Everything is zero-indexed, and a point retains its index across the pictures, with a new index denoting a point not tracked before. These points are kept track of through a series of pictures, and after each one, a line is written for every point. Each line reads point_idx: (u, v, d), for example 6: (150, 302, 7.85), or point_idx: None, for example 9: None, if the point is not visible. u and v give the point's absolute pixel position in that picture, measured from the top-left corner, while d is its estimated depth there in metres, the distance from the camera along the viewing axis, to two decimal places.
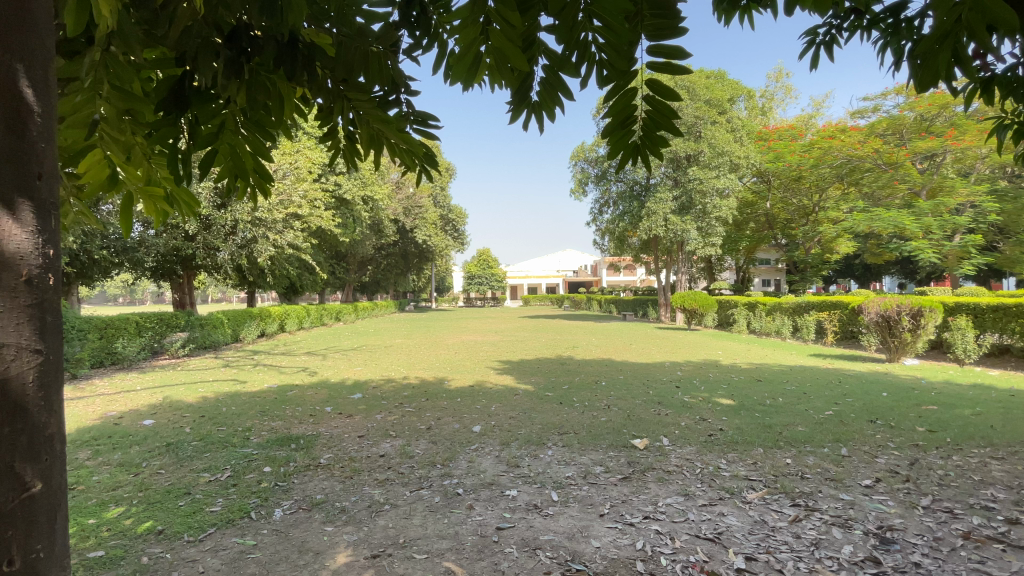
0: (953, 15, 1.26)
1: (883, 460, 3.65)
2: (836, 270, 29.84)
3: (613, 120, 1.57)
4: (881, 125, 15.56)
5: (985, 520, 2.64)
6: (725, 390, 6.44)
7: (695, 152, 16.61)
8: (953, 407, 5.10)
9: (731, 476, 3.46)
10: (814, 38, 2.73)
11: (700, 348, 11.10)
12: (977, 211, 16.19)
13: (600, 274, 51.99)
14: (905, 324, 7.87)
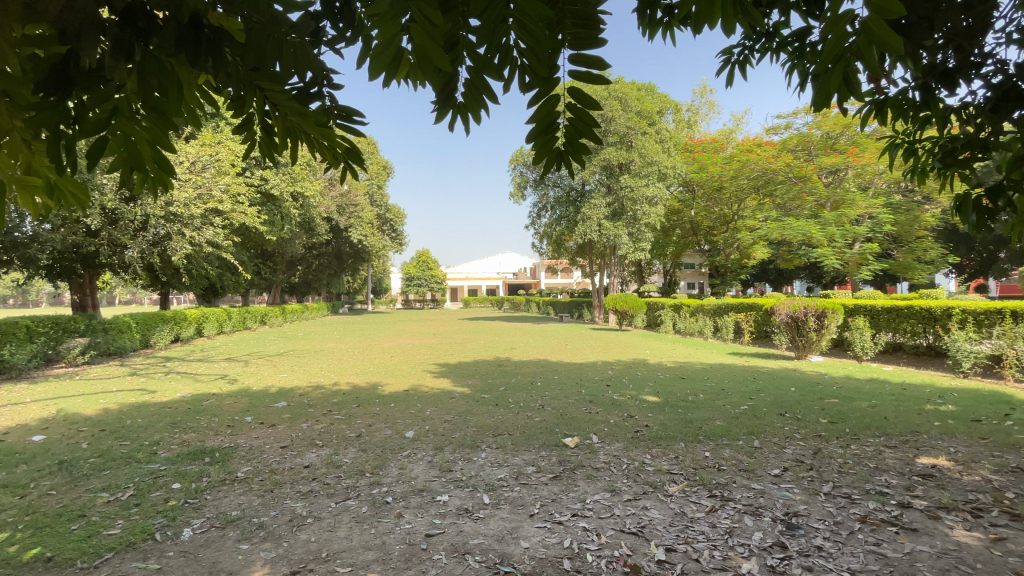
0: (846, 40, 1.34)
1: (790, 450, 3.96)
2: (753, 274, 32.23)
3: (537, 126, 1.59)
4: (792, 141, 16.98)
5: (874, 501, 2.93)
6: (653, 387, 6.73)
7: (627, 160, 17.31)
8: (851, 399, 5.63)
9: (655, 471, 3.61)
10: (729, 57, 2.92)
11: (631, 348, 11.56)
12: (871, 223, 18.06)
13: (539, 276, 52.81)
14: (811, 324, 8.60)
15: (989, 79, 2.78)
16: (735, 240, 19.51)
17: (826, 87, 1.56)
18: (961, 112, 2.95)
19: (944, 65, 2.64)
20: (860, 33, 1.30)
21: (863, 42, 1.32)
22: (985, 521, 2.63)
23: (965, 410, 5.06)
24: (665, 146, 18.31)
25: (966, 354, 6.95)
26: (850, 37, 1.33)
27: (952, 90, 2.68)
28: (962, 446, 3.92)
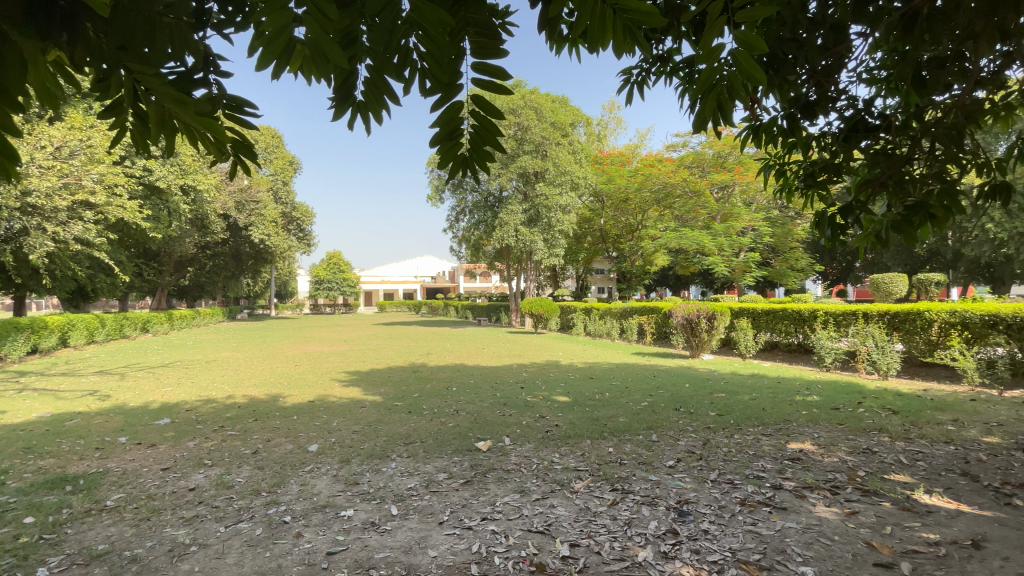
0: (722, 71, 1.49)
1: (683, 442, 4.30)
2: (656, 279, 34.67)
3: (442, 130, 1.59)
4: (688, 159, 18.55)
5: (752, 485, 3.26)
6: (564, 388, 6.97)
7: (542, 169, 17.83)
8: (734, 393, 6.24)
9: (563, 469, 3.74)
10: (629, 77, 3.11)
11: (544, 350, 11.88)
12: (755, 234, 20.21)
13: (457, 280, 52.61)
14: (703, 325, 9.43)
15: (841, 113, 3.22)
16: (640, 248, 20.84)
17: (704, 112, 1.73)
18: (819, 140, 3.40)
19: (806, 98, 3.02)
20: (735, 65, 1.45)
21: (737, 74, 1.48)
22: (839, 496, 3.03)
23: (825, 399, 5.82)
24: (578, 158, 19.16)
25: (828, 350, 8.01)
26: (725, 68, 1.49)
27: (812, 120, 3.08)
28: (822, 431, 4.50)
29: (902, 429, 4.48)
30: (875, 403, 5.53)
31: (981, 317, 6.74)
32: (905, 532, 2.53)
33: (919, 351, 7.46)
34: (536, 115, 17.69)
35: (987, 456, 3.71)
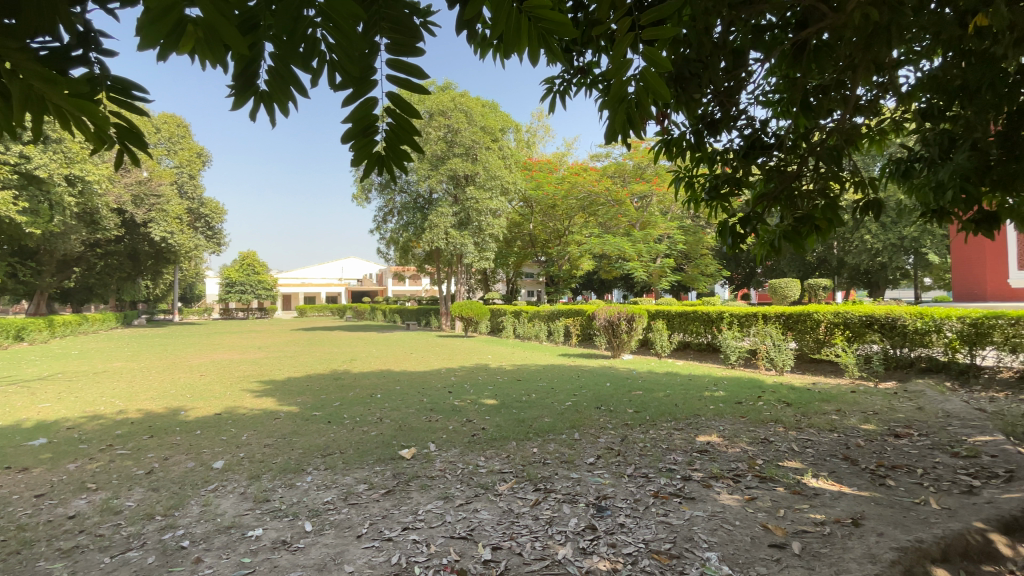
0: (631, 88, 1.59)
1: (603, 439, 4.47)
2: (581, 283, 35.87)
3: (355, 126, 1.53)
4: (611, 169, 19.45)
5: (665, 477, 3.45)
6: (491, 391, 6.99)
7: (472, 172, 17.84)
8: (651, 391, 6.60)
9: (487, 472, 3.74)
10: (552, 87, 3.20)
11: (473, 354, 11.86)
12: (671, 242, 21.55)
13: (384, 283, 51.15)
14: (624, 326, 9.90)
15: (741, 132, 3.53)
16: (567, 253, 21.44)
17: (614, 127, 1.81)
18: (723, 155, 3.69)
19: (712, 116, 3.28)
20: (641, 81, 1.54)
21: (642, 89, 1.57)
22: (741, 484, 3.28)
23: (730, 394, 6.31)
24: (507, 163, 19.40)
25: (733, 349, 8.71)
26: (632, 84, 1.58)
27: (717, 137, 3.34)
28: (726, 424, 4.87)
29: (794, 419, 4.96)
30: (771, 396, 6.09)
31: (857, 317, 7.66)
32: (795, 514, 2.78)
33: (808, 348, 8.32)
34: (467, 117, 17.91)
35: (861, 440, 4.20)
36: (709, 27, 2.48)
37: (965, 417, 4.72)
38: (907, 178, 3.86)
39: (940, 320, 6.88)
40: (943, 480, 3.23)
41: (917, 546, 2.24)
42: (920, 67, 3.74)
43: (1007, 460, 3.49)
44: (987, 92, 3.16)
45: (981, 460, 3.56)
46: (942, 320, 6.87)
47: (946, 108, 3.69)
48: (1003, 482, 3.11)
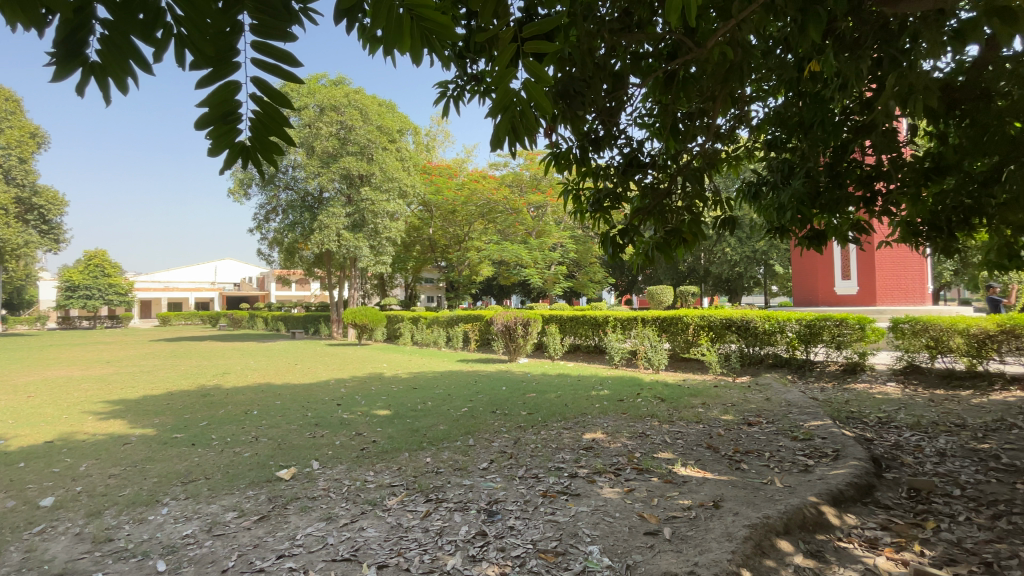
0: (513, 97, 1.62)
1: (496, 443, 4.51)
2: (481, 288, 36.19)
3: (213, 112, 1.38)
4: (509, 178, 19.95)
5: (553, 476, 3.57)
6: (384, 401, 6.72)
7: (367, 172, 17.15)
8: (544, 393, 6.82)
9: (376, 487, 3.57)
10: (445, 91, 3.16)
11: (367, 363, 11.34)
12: (564, 250, 22.61)
13: (269, 288, 47.07)
14: (520, 331, 10.13)
15: (621, 151, 3.80)
16: (465, 258, 21.48)
17: (497, 139, 1.81)
18: (606, 171, 3.94)
19: (595, 133, 3.49)
20: (525, 92, 1.59)
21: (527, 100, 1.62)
22: (621, 477, 3.51)
23: (615, 393, 6.75)
24: (405, 165, 18.90)
25: (617, 350, 9.35)
26: (517, 95, 1.62)
27: (599, 154, 3.57)
28: (611, 421, 5.19)
29: (668, 414, 5.44)
30: (650, 393, 6.63)
31: (719, 320, 8.67)
32: (667, 501, 3.03)
33: (681, 348, 9.21)
34: (361, 115, 17.24)
35: (722, 430, 4.73)
36: (592, 49, 2.64)
37: (801, 404, 5.54)
38: (757, 199, 4.44)
39: (783, 321, 8.04)
40: (784, 461, 3.75)
41: (764, 521, 2.55)
42: (766, 104, 4.33)
43: (831, 440, 4.14)
44: (817, 129, 3.73)
45: (812, 441, 4.20)
46: (784, 322, 8.03)
47: (787, 140, 4.31)
48: (829, 459, 3.68)
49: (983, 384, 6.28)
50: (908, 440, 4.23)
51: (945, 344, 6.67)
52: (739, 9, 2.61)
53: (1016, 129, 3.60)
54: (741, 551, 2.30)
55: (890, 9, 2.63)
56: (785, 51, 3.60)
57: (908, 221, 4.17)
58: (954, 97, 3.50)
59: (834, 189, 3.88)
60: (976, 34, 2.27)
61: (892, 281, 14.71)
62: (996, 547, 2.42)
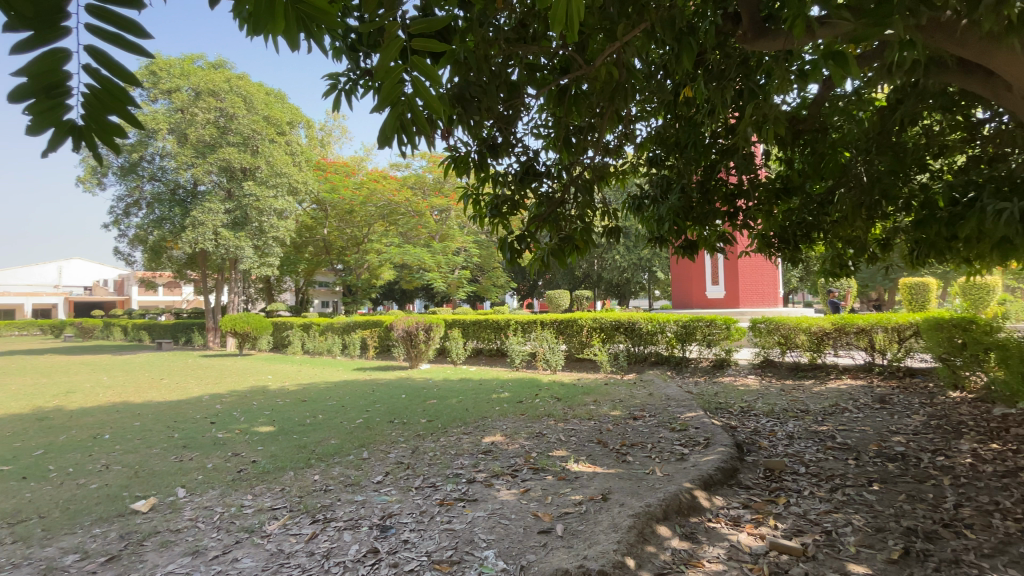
0: (401, 95, 1.59)
1: (392, 454, 4.35)
2: (381, 293, 34.95)
3: (33, 82, 1.16)
4: (410, 179, 19.50)
5: (451, 484, 3.52)
6: (268, 417, 6.15)
7: (252, 166, 15.71)
8: (444, 399, 6.73)
9: (255, 512, 3.24)
10: (335, 85, 2.96)
11: (249, 374, 10.31)
12: (466, 254, 22.61)
13: (129, 293, 41.03)
14: (421, 336, 9.90)
15: (518, 159, 3.88)
16: (363, 261, 20.58)
17: (385, 136, 1.74)
18: (503, 177, 3.99)
19: (493, 140, 3.53)
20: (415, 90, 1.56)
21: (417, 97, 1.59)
22: (518, 478, 3.56)
23: (514, 395, 6.87)
24: (296, 160, 17.56)
25: (517, 353, 9.55)
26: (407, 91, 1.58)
27: (497, 160, 3.61)
28: (509, 423, 5.27)
29: (563, 413, 5.66)
30: (548, 394, 6.85)
31: (610, 321, 9.25)
32: (560, 498, 3.14)
33: (576, 349, 9.64)
34: (245, 102, 15.72)
35: (611, 425, 5.03)
36: (489, 56, 2.64)
37: (679, 398, 6.08)
38: (640, 211, 4.80)
39: (664, 322, 8.79)
40: (664, 451, 4.08)
41: (646, 510, 2.75)
42: (650, 124, 4.70)
43: (703, 430, 4.60)
44: (691, 149, 4.12)
45: (688, 431, 4.63)
46: (665, 323, 8.79)
47: (666, 158, 4.71)
48: (701, 447, 4.08)
49: (820, 374, 7.40)
50: (764, 426, 4.83)
51: (792, 341, 7.75)
52: (624, 32, 2.79)
53: (840, 159, 4.30)
54: (626, 540, 2.45)
55: (749, 47, 2.99)
56: (665, 76, 3.94)
57: (762, 235, 4.78)
58: (797, 129, 4.08)
59: (704, 205, 4.34)
60: (812, 76, 2.67)
61: (752, 285, 16.81)
62: (832, 516, 2.84)
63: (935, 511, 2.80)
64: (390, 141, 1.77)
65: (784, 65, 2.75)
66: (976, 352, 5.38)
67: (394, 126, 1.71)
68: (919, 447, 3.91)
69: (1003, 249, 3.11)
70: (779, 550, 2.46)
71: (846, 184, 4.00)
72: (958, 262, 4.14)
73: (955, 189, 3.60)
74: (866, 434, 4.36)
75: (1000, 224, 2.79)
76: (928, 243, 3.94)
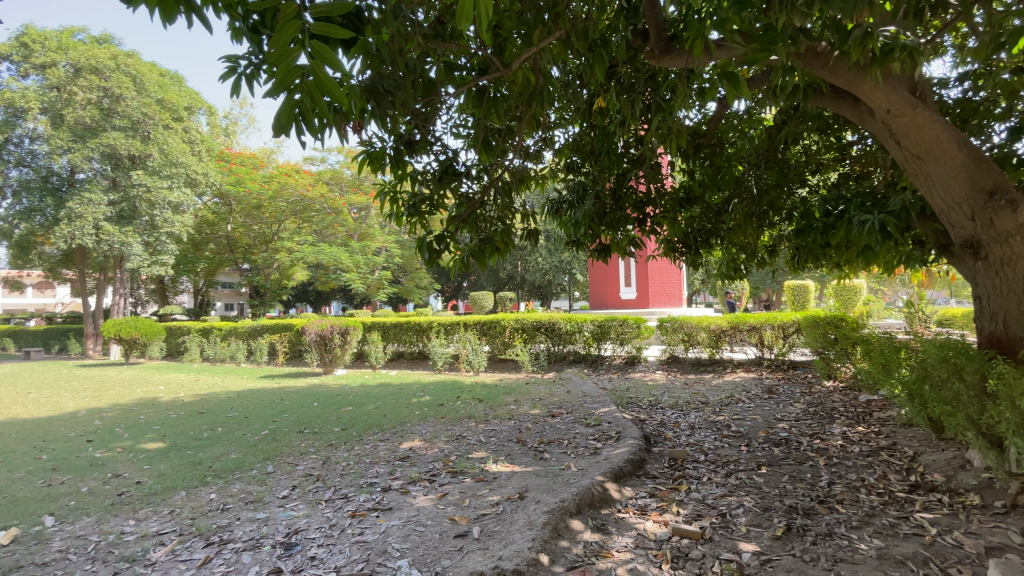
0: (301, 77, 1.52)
1: (301, 466, 4.09)
2: (294, 294, 32.92)
3: None
4: (326, 175, 18.55)
5: (364, 494, 3.37)
6: (157, 432, 5.52)
7: (141, 153, 14.10)
8: (360, 405, 6.45)
9: (137, 539, 2.88)
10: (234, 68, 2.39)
11: (135, 386, 9.20)
12: (388, 254, 21.97)
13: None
14: (336, 340, 9.41)
15: (437, 157, 3.80)
16: (274, 260, 19.23)
17: (281, 123, 1.61)
18: (421, 175, 3.89)
19: (411, 137, 3.43)
20: (313, 76, 1.51)
21: (314, 85, 1.54)
22: (435, 483, 3.50)
23: (435, 398, 6.75)
24: (195, 149, 15.97)
25: (439, 355, 9.40)
26: (304, 76, 1.52)
27: (415, 157, 3.51)
28: (429, 427, 5.16)
29: (484, 414, 5.65)
30: (469, 395, 6.81)
31: (531, 322, 9.41)
32: (477, 500, 3.12)
33: (498, 349, 9.69)
34: (133, 83, 14.00)
35: (530, 424, 5.10)
36: (405, 51, 2.53)
37: (595, 394, 6.32)
38: (558, 215, 4.89)
39: (581, 322, 9.10)
40: (580, 446, 4.21)
41: (559, 505, 2.82)
42: (567, 130, 4.83)
43: (616, 424, 4.81)
44: (605, 156, 4.29)
45: (601, 426, 4.82)
46: (583, 323, 9.10)
47: (582, 165, 4.87)
48: (613, 440, 4.26)
49: (719, 368, 8.07)
50: (669, 418, 5.16)
51: (695, 338, 8.38)
52: (539, 38, 2.84)
53: (736, 172, 4.70)
54: (540, 537, 2.49)
55: (656, 63, 3.17)
56: (581, 85, 4.06)
57: (669, 240, 5.10)
58: (698, 142, 4.40)
59: (617, 211, 4.53)
60: (711, 92, 2.89)
61: (662, 287, 17.95)
62: (726, 499, 3.08)
63: (812, 489, 3.14)
64: (285, 130, 1.65)
65: (685, 82, 2.95)
66: (845, 346, 6.14)
67: (289, 114, 1.61)
68: (799, 432, 4.38)
69: (867, 255, 3.56)
70: (680, 535, 2.63)
71: (740, 195, 4.39)
72: (831, 267, 4.70)
73: (828, 202, 4.07)
74: (756, 422, 4.80)
75: (864, 233, 3.19)
76: (807, 250, 4.42)
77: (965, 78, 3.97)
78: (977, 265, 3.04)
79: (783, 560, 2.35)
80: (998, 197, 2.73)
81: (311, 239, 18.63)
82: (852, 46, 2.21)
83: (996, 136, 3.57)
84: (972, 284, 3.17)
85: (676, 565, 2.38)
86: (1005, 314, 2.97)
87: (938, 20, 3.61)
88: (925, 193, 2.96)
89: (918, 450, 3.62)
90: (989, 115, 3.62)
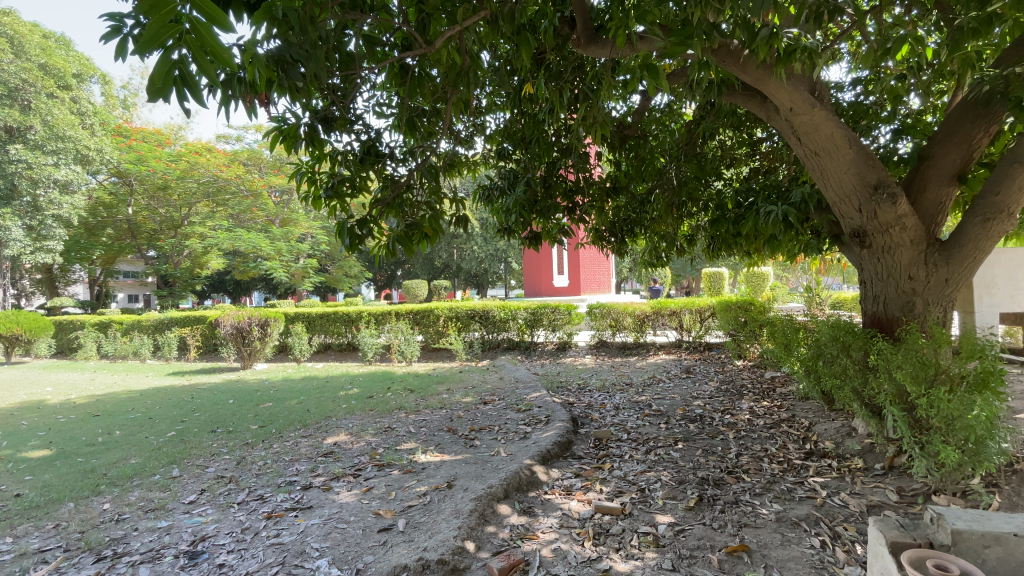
0: (183, 29, 1.37)
1: (211, 468, 3.80)
2: (208, 281, 30.60)
3: None
4: (242, 155, 17.30)
5: (282, 493, 3.19)
6: (42, 438, 4.87)
7: (19, 125, 12.37)
8: (283, 400, 6.11)
9: (13, 558, 2.54)
10: (120, 29, 1.78)
11: (16, 388, 8.11)
12: (314, 242, 20.89)
13: None
14: (255, 333, 8.77)
15: (357, 137, 3.59)
16: (183, 246, 17.53)
17: (155, 87, 1.44)
18: (341, 156, 3.66)
19: (328, 113, 3.22)
20: (195, 32, 1.38)
21: (196, 43, 1.41)
22: (360, 478, 3.37)
23: (363, 390, 6.50)
24: (86, 122, 14.11)
25: (370, 346, 9.04)
26: (184, 32, 1.38)
27: (332, 136, 3.32)
28: (356, 421, 4.96)
29: (413, 404, 5.54)
30: (399, 386, 6.65)
31: (465, 311, 9.34)
32: (404, 492, 3.04)
33: (431, 338, 9.57)
34: (10, 45, 12.37)
35: (462, 412, 5.07)
36: (318, 20, 2.24)
37: (526, 380, 6.39)
38: (490, 201, 4.80)
39: (514, 310, 9.18)
40: (510, 432, 4.25)
41: (488, 491, 2.83)
42: (498, 115, 4.74)
43: (545, 408, 4.90)
44: (535, 144, 4.28)
45: (532, 410, 4.91)
46: (516, 311, 9.19)
47: (513, 152, 4.84)
48: (543, 424, 4.34)
49: (642, 351, 8.47)
50: (596, 400, 5.35)
51: (622, 323, 8.74)
52: (464, 16, 2.75)
53: (658, 164, 4.87)
54: (466, 525, 2.48)
55: (584, 51, 3.18)
56: (511, 70, 4.01)
57: (596, 228, 5.19)
58: (625, 133, 4.54)
59: (547, 199, 4.51)
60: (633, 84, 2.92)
61: (592, 274, 18.62)
62: (646, 475, 3.24)
63: (722, 461, 3.37)
64: (162, 95, 1.47)
65: (610, 73, 2.98)
66: (753, 328, 6.70)
67: (166, 77, 1.44)
68: (712, 409, 4.69)
69: (773, 243, 3.84)
70: (602, 512, 2.72)
71: (662, 185, 4.56)
72: (742, 254, 4.99)
73: (739, 194, 4.34)
74: (675, 401, 5.08)
75: (769, 222, 3.42)
76: (722, 238, 4.70)
77: (857, 83, 4.35)
78: (863, 251, 3.35)
79: (695, 529, 2.50)
80: (881, 190, 3.01)
81: (227, 224, 17.20)
82: (760, 45, 2.30)
83: (882, 137, 3.94)
84: (859, 270, 3.49)
85: (598, 540, 2.46)
86: (885, 297, 3.30)
87: (835, 28, 3.94)
88: (822, 185, 3.22)
89: (813, 420, 3.99)
90: (875, 117, 3.97)
